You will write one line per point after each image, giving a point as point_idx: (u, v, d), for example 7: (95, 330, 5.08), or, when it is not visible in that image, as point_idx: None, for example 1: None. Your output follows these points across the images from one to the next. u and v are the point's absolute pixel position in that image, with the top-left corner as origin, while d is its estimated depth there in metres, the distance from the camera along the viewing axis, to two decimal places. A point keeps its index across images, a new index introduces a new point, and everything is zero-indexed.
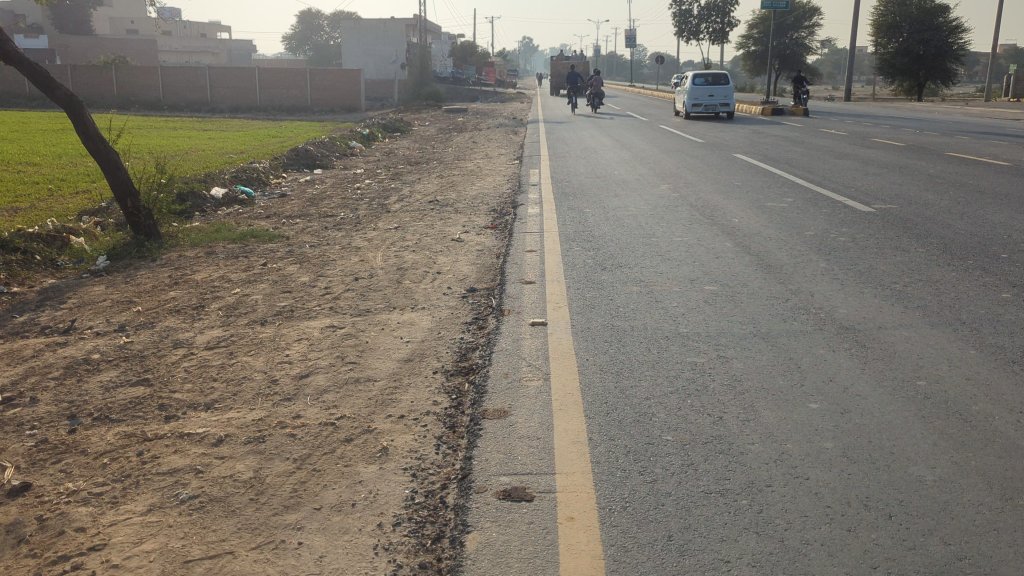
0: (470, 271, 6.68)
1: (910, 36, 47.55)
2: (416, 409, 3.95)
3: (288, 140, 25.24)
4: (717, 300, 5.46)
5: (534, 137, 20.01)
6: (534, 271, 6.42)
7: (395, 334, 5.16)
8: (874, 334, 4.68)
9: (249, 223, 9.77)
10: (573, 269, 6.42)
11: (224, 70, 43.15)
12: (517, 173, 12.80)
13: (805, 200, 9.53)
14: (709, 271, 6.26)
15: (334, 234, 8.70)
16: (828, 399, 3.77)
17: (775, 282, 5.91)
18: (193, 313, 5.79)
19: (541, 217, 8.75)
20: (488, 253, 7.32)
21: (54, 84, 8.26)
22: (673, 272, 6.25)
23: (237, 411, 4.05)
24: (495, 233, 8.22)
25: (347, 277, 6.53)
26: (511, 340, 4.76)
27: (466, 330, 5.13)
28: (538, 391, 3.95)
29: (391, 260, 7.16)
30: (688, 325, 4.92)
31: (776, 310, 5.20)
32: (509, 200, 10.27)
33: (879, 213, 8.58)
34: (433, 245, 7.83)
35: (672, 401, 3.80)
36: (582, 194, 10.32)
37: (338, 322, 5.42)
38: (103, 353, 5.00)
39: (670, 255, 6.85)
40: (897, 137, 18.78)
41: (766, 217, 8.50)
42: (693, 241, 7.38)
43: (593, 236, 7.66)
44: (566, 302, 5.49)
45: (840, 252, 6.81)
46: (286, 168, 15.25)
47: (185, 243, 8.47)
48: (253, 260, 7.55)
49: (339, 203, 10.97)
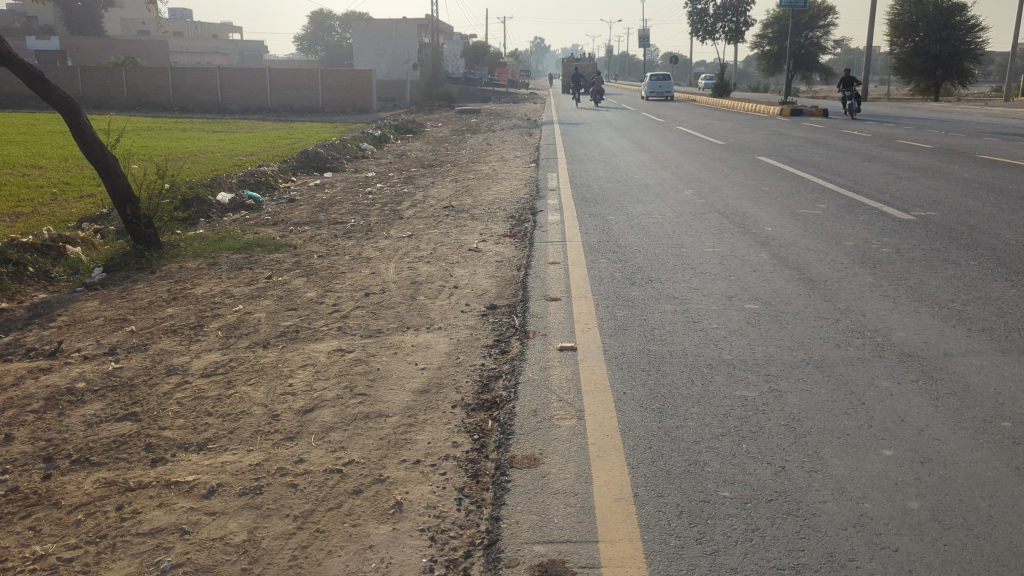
0: (488, 285, 6.23)
1: (927, 36, 46.89)
2: (434, 452, 3.50)
3: (298, 142, 24.87)
4: (760, 320, 5.00)
5: (550, 139, 19.52)
6: (558, 285, 5.96)
7: (408, 359, 4.71)
8: (943, 362, 4.19)
9: (255, 231, 9.36)
10: (600, 283, 5.96)
11: (235, 71, 42.81)
12: (533, 177, 12.35)
13: (840, 206, 9.03)
14: (747, 286, 5.80)
15: (344, 243, 8.27)
16: (906, 445, 3.29)
17: (820, 299, 5.44)
18: (190, 334, 5.36)
19: (562, 225, 8.31)
20: (507, 265, 6.88)
21: (49, 86, 7.87)
22: (708, 287, 5.79)
23: (232, 453, 3.61)
24: (513, 243, 7.77)
25: (357, 292, 6.09)
26: (537, 368, 4.31)
27: (486, 355, 4.68)
28: (573, 433, 3.49)
29: (404, 272, 6.72)
30: (733, 350, 4.46)
31: (827, 333, 4.74)
32: (526, 206, 9.83)
33: (920, 221, 8.10)
34: (449, 255, 7.37)
35: (726, 445, 3.33)
36: (603, 200, 9.85)
37: (347, 345, 4.97)
38: (89, 381, 4.57)
39: (704, 268, 6.37)
40: (923, 139, 18.24)
41: (800, 226, 8.02)
42: (727, 252, 6.90)
43: (619, 246, 7.21)
44: (596, 322, 5.03)
45: (886, 264, 6.35)
46: (296, 171, 14.84)
47: (187, 253, 8.06)
48: (257, 272, 7.13)
49: (349, 209, 10.54)
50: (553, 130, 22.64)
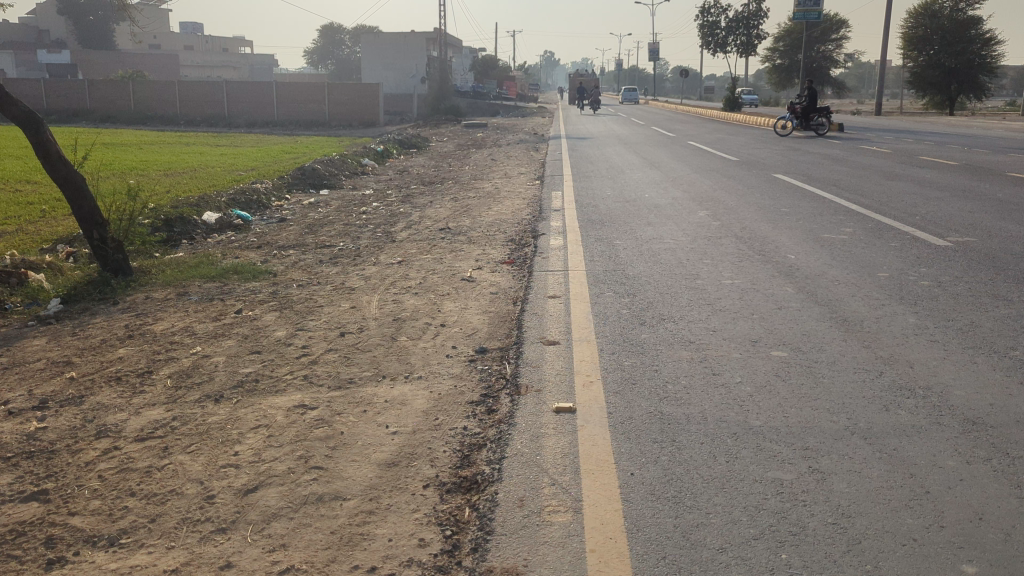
0: (480, 322, 5.56)
1: (942, 50, 46.20)
2: (394, 554, 2.82)
3: (301, 156, 24.27)
4: (791, 373, 4.30)
5: (557, 154, 18.87)
6: (557, 324, 5.28)
7: (380, 418, 4.02)
8: (1014, 434, 3.50)
9: (236, 255, 8.70)
10: (605, 323, 5.28)
11: (241, 84, 42.40)
12: (537, 196, 11.69)
13: (867, 231, 8.33)
14: (774, 328, 5.11)
15: (329, 271, 7.61)
16: (990, 564, 2.59)
17: (860, 345, 4.75)
18: (135, 382, 4.67)
19: (565, 251, 7.64)
20: (503, 297, 6.21)
21: (10, 99, 7.20)
22: (729, 329, 5.10)
23: (148, 553, 2.93)
24: (511, 271, 7.09)
25: (332, 331, 5.42)
26: (530, 436, 3.62)
27: (470, 415, 4.00)
28: (566, 535, 2.81)
29: (387, 306, 6.05)
30: (762, 414, 3.76)
31: (872, 391, 4.03)
32: (528, 228, 9.17)
33: (959, 248, 7.41)
34: (439, 286, 6.71)
35: (760, 557, 2.65)
36: (611, 222, 9.17)
37: (310, 401, 4.29)
38: (2, 446, 3.88)
39: (721, 305, 5.69)
40: (947, 155, 17.54)
41: (826, 253, 7.34)
42: (747, 285, 6.21)
43: (627, 277, 6.52)
44: (600, 374, 4.33)
45: (928, 301, 5.65)
46: (291, 188, 14.20)
47: (157, 280, 7.38)
48: (228, 305, 6.46)
49: (340, 231, 9.88)
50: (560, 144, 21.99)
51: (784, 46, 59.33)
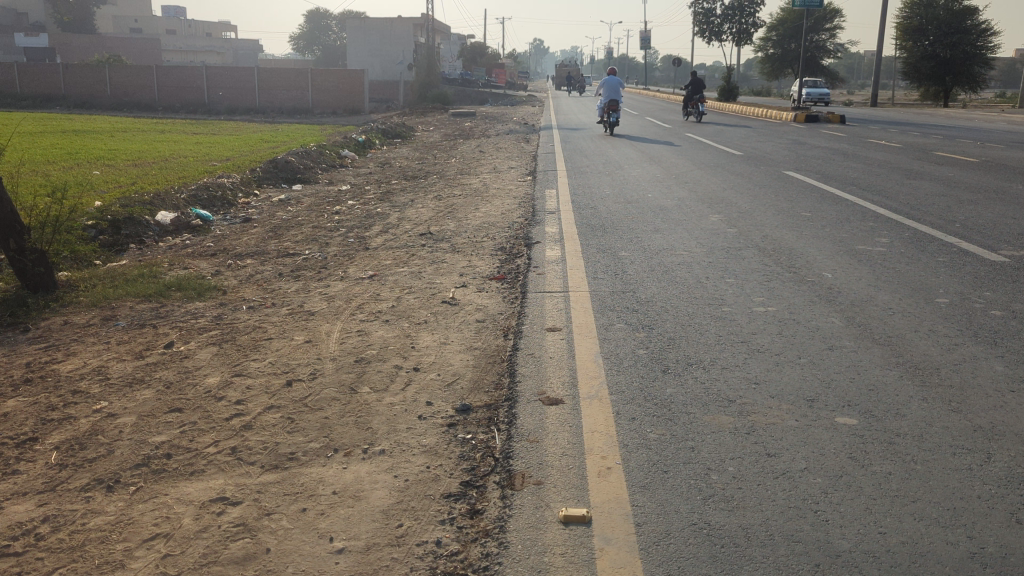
0: (463, 364, 4.51)
1: (937, 40, 45.15)
2: None
3: (280, 146, 23.11)
4: (874, 456, 3.24)
5: (549, 146, 17.81)
6: (560, 371, 4.22)
7: (324, 523, 2.95)
8: None
9: (185, 266, 7.61)
10: (619, 370, 4.21)
11: (221, 69, 40.95)
12: (529, 194, 10.63)
13: (906, 241, 7.32)
14: (833, 381, 4.04)
15: (287, 288, 6.54)
16: None
17: (949, 407, 3.69)
18: (11, 455, 3.60)
19: (563, 265, 6.59)
20: (492, 327, 5.15)
21: None
22: (776, 381, 4.04)
23: None
24: (500, 290, 6.03)
25: (278, 377, 4.35)
26: (529, 572, 2.56)
27: (447, 520, 2.92)
28: None
29: (350, 340, 4.98)
30: (851, 534, 2.70)
31: (993, 492, 2.96)
32: (520, 233, 8.12)
33: (1019, 264, 6.39)
34: (415, 310, 5.64)
35: None
36: (613, 228, 8.14)
37: (235, 490, 3.22)
38: None
39: (759, 342, 4.64)
40: (962, 150, 16.55)
41: (867, 270, 6.31)
42: (784, 315, 5.16)
43: (638, 302, 5.46)
44: (620, 456, 3.26)
45: (1010, 339, 4.62)
46: (261, 183, 13.06)
47: (84, 299, 6.29)
48: (160, 335, 5.39)
49: (307, 235, 8.81)
50: (551, 136, 20.91)
51: (777, 36, 58.35)
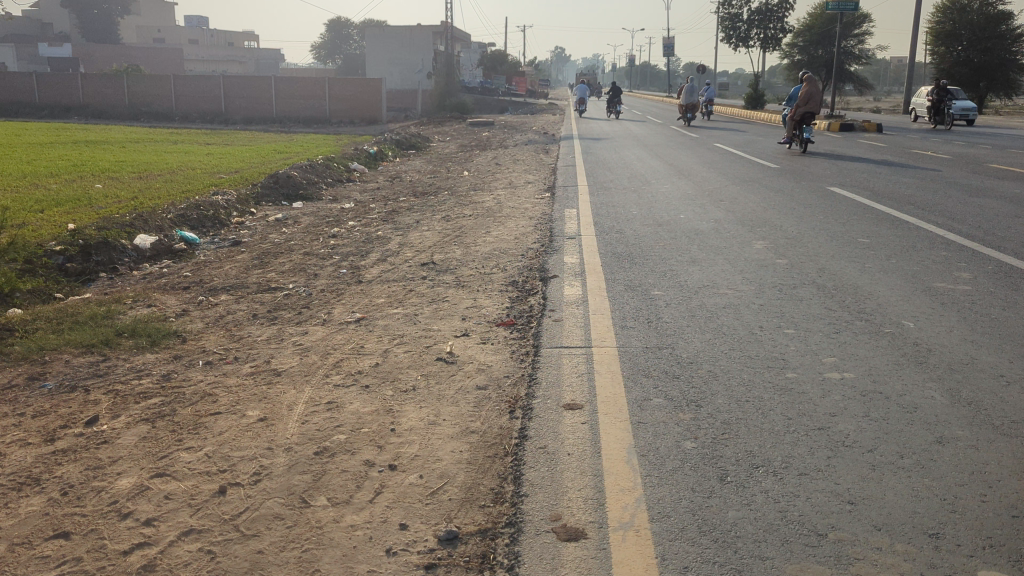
0: (454, 458, 3.44)
1: (971, 44, 43.52)
2: None
3: (292, 158, 22.16)
4: None
5: (570, 157, 16.76)
6: (583, 481, 3.14)
7: None
8: None
9: (151, 302, 6.60)
10: (661, 480, 3.12)
11: (238, 78, 40.21)
12: (546, 215, 9.57)
13: (994, 277, 6.19)
14: (959, 503, 2.91)
15: (260, 336, 5.49)
16: None
17: None
18: None
19: (586, 309, 5.53)
20: (496, 398, 4.08)
21: None
22: (880, 503, 2.93)
23: None
24: (509, 343, 4.97)
25: (210, 480, 3.30)
26: None
27: None
28: None
29: (316, 417, 3.94)
30: None
31: None
32: (536, 264, 7.06)
33: None
34: (404, 370, 4.59)
35: None
36: (643, 259, 7.06)
37: None
38: None
39: (844, 432, 3.53)
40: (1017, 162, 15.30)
41: (956, 318, 5.18)
42: (867, 387, 4.05)
43: (679, 365, 4.38)
44: None
45: None
46: (259, 200, 12.08)
47: (18, 348, 5.28)
48: (90, 401, 4.35)
49: (295, 265, 7.78)
50: (573, 146, 19.86)
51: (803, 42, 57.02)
